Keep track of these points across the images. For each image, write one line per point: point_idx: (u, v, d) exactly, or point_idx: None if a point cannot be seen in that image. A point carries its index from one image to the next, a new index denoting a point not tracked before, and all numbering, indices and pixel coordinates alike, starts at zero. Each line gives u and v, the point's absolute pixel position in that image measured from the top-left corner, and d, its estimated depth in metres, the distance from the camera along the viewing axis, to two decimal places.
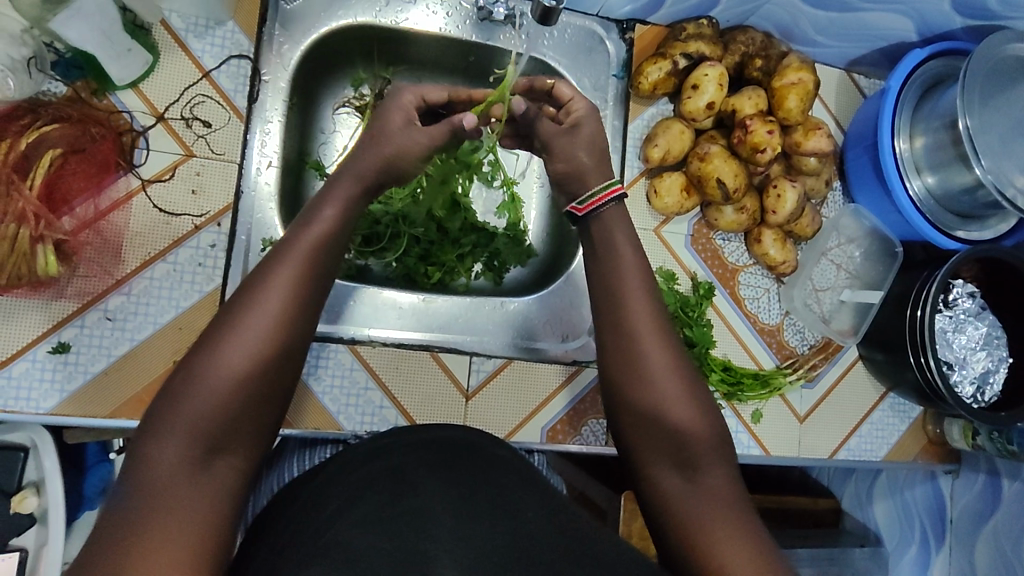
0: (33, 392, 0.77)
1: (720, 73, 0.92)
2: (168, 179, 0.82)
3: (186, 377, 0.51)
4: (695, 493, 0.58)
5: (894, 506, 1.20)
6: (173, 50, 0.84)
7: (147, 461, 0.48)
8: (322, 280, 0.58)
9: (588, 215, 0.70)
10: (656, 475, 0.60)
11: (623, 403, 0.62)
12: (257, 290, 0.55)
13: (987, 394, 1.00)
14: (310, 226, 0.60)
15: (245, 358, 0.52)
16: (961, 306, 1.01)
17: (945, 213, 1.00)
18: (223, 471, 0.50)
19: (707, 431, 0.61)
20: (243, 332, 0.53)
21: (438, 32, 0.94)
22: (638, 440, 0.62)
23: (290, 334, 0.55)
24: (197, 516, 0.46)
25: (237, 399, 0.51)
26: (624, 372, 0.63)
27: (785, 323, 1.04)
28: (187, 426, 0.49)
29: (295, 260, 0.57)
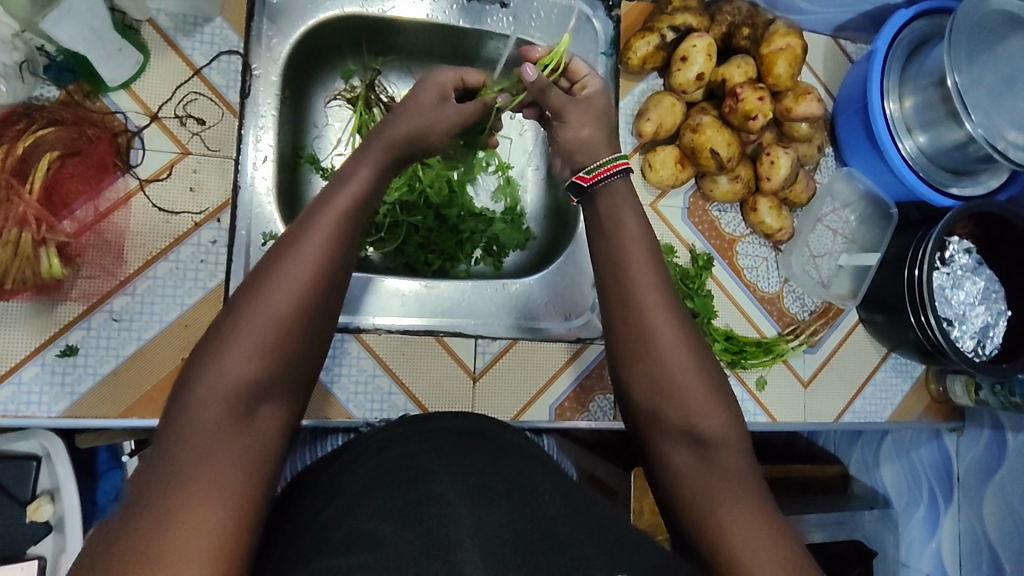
0: (44, 396, 0.77)
1: (708, 44, 0.93)
2: (165, 178, 0.83)
3: (215, 341, 0.51)
4: (707, 464, 0.58)
5: (902, 468, 1.20)
6: (163, 49, 0.84)
7: (188, 413, 0.48)
8: (348, 254, 0.58)
9: (597, 184, 0.68)
10: (667, 448, 0.60)
11: (631, 373, 0.62)
12: (286, 253, 0.54)
13: (987, 347, 1.01)
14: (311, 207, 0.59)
15: (268, 329, 0.52)
16: (958, 262, 1.02)
17: (937, 170, 1.01)
18: (266, 421, 0.51)
19: (713, 397, 0.60)
20: (269, 300, 0.52)
21: (425, 19, 0.94)
22: (645, 410, 0.61)
23: (316, 301, 0.54)
24: (242, 470, 0.48)
25: (262, 367, 0.51)
26: (627, 340, 0.62)
27: (785, 290, 1.05)
28: (220, 388, 0.49)
29: (325, 224, 0.56)
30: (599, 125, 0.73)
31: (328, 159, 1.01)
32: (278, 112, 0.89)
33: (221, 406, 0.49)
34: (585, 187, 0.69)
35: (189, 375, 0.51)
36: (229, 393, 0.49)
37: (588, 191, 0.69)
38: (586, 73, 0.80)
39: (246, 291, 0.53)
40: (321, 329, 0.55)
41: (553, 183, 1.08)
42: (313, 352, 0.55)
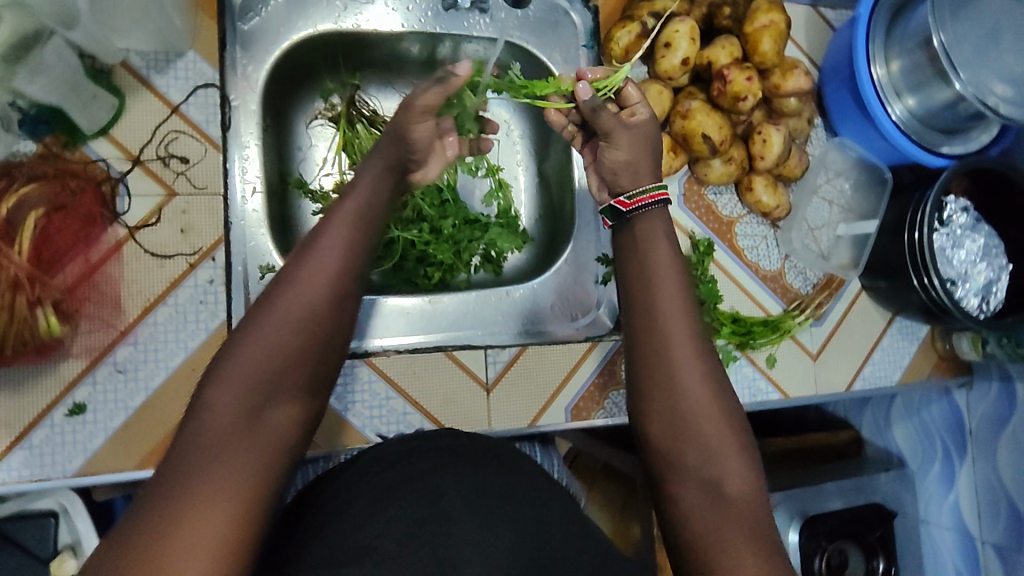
0: (58, 456, 0.76)
1: (691, 27, 0.92)
2: (155, 222, 0.81)
3: (245, 330, 0.55)
4: (713, 495, 0.57)
5: (914, 428, 1.24)
6: (138, 90, 0.82)
7: (202, 411, 0.51)
8: (354, 280, 0.60)
9: (635, 210, 0.68)
10: (678, 475, 0.59)
11: (648, 404, 0.62)
12: (297, 272, 0.58)
13: (991, 302, 1.01)
14: (325, 230, 0.61)
15: (291, 331, 0.55)
16: (956, 222, 1.01)
17: (929, 131, 1.00)
18: (275, 421, 0.53)
19: (727, 427, 0.60)
20: (285, 308, 0.55)
21: (399, 30, 0.93)
22: (658, 431, 0.61)
23: (336, 304, 0.58)
24: (248, 470, 0.50)
25: (285, 362, 0.54)
26: (646, 354, 0.63)
27: (786, 267, 1.05)
28: (244, 379, 0.52)
29: (333, 248, 0.60)
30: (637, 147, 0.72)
31: (316, 181, 1.00)
32: (261, 141, 0.89)
33: (232, 405, 0.51)
34: (624, 212, 0.69)
35: (209, 373, 0.53)
36: (243, 390, 0.52)
37: (626, 216, 0.69)
38: (641, 100, 0.76)
39: (262, 302, 0.56)
40: (330, 349, 0.58)
41: (545, 180, 1.07)
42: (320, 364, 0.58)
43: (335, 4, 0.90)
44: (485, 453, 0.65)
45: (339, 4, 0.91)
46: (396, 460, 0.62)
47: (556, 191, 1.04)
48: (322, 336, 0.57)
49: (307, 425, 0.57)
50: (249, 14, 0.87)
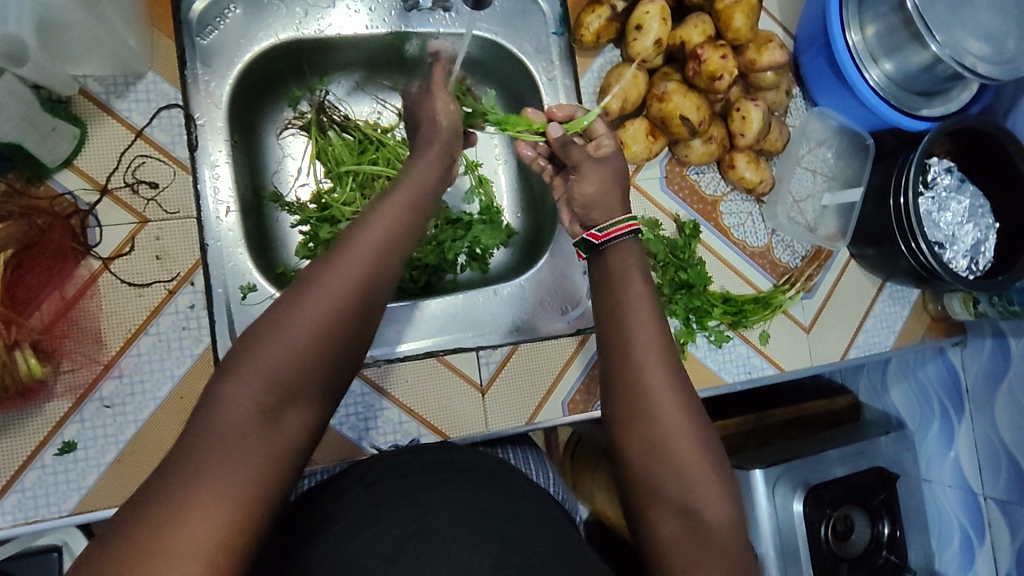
0: (52, 496, 0.75)
1: (661, 8, 0.90)
2: (129, 252, 0.79)
3: (272, 319, 0.51)
4: (697, 535, 0.56)
5: (910, 389, 1.24)
6: (99, 117, 0.79)
7: (217, 406, 0.48)
8: (384, 283, 0.56)
9: (607, 242, 0.69)
10: (658, 515, 0.58)
11: (629, 437, 0.60)
12: (328, 269, 0.54)
13: (981, 262, 1.00)
14: (368, 223, 0.58)
15: (317, 328, 0.51)
16: (941, 183, 1.01)
17: (908, 94, 0.99)
18: (292, 425, 0.50)
19: (707, 463, 0.58)
20: (316, 302, 0.52)
21: (364, 31, 0.91)
22: (635, 467, 0.59)
23: (370, 300, 0.55)
24: (259, 475, 0.47)
25: (308, 362, 0.51)
26: (619, 367, 0.61)
27: (774, 241, 1.04)
28: (262, 374, 0.49)
29: (365, 246, 0.56)
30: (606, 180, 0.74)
31: (293, 193, 0.98)
32: (231, 157, 0.87)
33: (245, 403, 0.48)
34: (596, 244, 0.69)
35: (227, 366, 0.50)
36: (260, 388, 0.49)
37: (598, 249, 0.69)
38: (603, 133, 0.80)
39: (289, 297, 0.53)
40: (352, 359, 0.55)
41: (525, 172, 1.06)
42: (341, 368, 0.54)
43: (295, 11, 0.89)
44: (480, 469, 0.65)
45: (299, 11, 0.89)
46: (392, 482, 0.61)
47: (536, 183, 1.02)
48: (348, 338, 0.53)
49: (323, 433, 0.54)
50: (208, 28, 0.85)
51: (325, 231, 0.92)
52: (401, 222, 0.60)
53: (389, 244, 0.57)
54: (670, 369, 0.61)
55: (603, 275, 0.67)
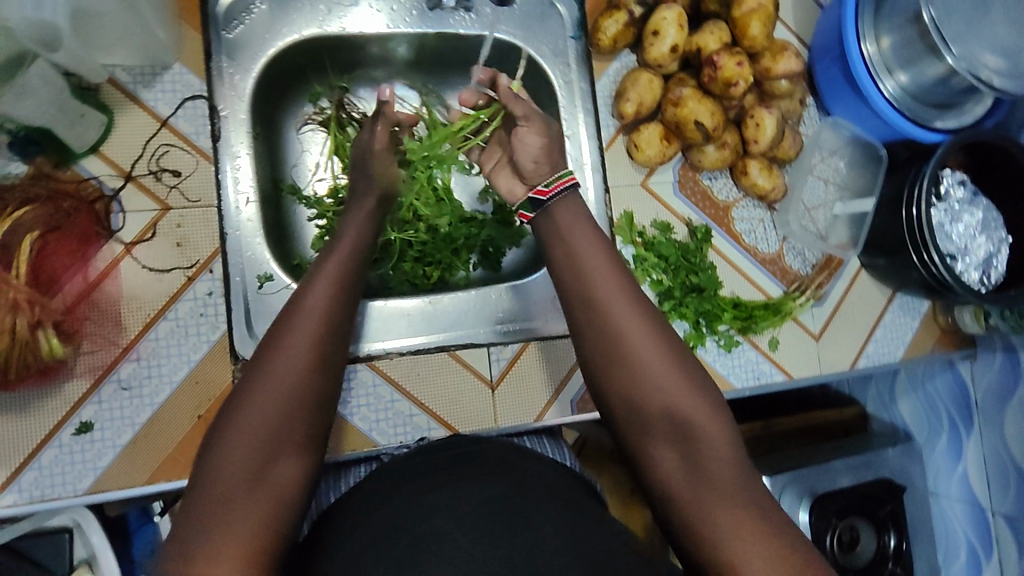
0: (67, 476, 0.77)
1: (678, 14, 0.91)
2: (151, 238, 0.81)
3: (242, 392, 0.56)
4: (691, 461, 0.59)
5: (919, 401, 1.22)
6: (126, 105, 0.82)
7: (208, 473, 0.52)
8: (339, 337, 0.61)
9: (553, 196, 0.75)
10: (655, 453, 0.61)
11: (610, 381, 0.64)
12: (283, 336, 0.59)
13: (992, 276, 0.99)
14: (313, 283, 0.64)
15: (287, 386, 0.56)
16: (953, 196, 1.00)
17: (922, 106, 0.99)
18: (283, 477, 0.54)
19: (688, 387, 0.62)
20: (281, 363, 0.57)
21: (385, 30, 0.93)
22: (623, 418, 0.63)
23: (329, 352, 0.60)
24: (264, 519, 0.51)
25: (285, 416, 0.55)
26: (603, 332, 0.64)
27: (785, 249, 1.05)
28: (247, 438, 0.53)
29: (317, 310, 0.61)
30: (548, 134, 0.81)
31: (310, 187, 0.99)
32: (252, 150, 0.88)
33: (235, 469, 0.52)
34: (544, 201, 0.75)
35: (209, 443, 0.54)
36: (246, 452, 0.53)
37: (545, 204, 0.75)
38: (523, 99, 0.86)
39: (253, 368, 0.57)
40: (327, 408, 0.59)
41: None
42: (318, 418, 0.58)
43: (319, 9, 0.90)
44: (488, 459, 0.65)
45: (322, 8, 0.91)
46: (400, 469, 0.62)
47: None
48: (317, 389, 0.57)
49: (316, 480, 0.57)
50: (233, 23, 0.87)
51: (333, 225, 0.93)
52: (340, 282, 0.65)
53: (334, 304, 0.63)
54: (665, 364, 0.62)
55: (550, 230, 0.74)
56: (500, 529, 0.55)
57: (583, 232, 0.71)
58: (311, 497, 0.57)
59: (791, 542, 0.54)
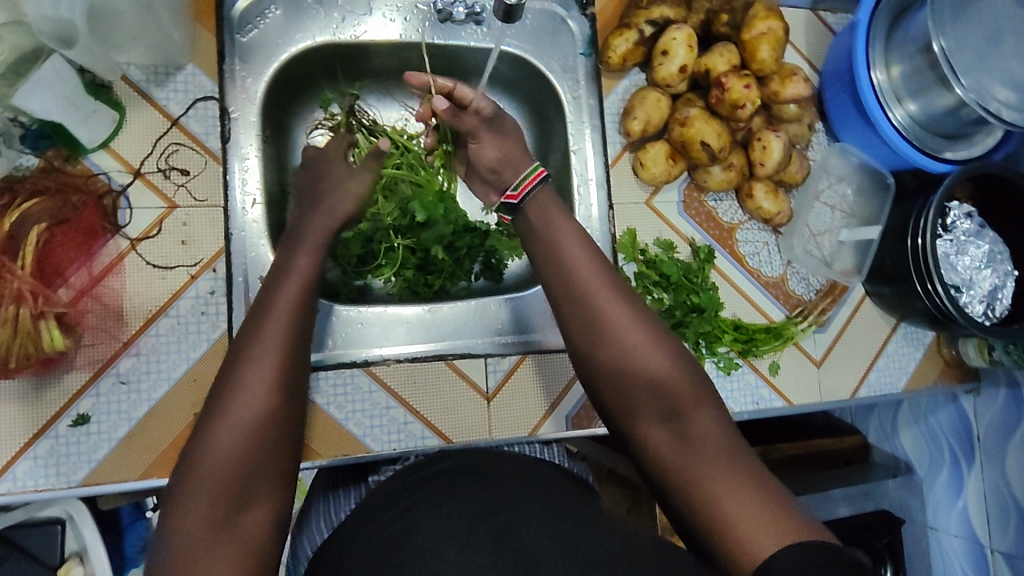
0: (61, 467, 0.77)
1: (687, 35, 0.92)
2: (156, 234, 0.82)
3: (199, 443, 0.58)
4: (679, 434, 0.65)
5: (921, 435, 1.20)
6: (139, 103, 0.83)
7: (178, 527, 0.54)
8: (297, 368, 0.63)
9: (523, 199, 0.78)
10: (644, 429, 0.67)
11: (597, 361, 0.70)
12: (238, 383, 0.60)
13: (997, 309, 0.98)
14: (269, 314, 0.65)
15: (243, 431, 0.58)
16: (960, 228, 0.99)
17: (931, 136, 0.98)
18: (251, 522, 0.56)
19: (669, 363, 0.68)
20: (237, 409, 0.59)
21: (397, 39, 0.94)
22: (613, 398, 0.69)
23: (287, 389, 0.61)
24: (245, 561, 0.54)
25: (245, 461, 0.57)
26: (592, 331, 0.70)
27: (789, 273, 1.04)
28: (209, 490, 0.55)
29: (272, 352, 0.62)
30: (504, 144, 0.85)
31: None
32: (261, 152, 0.88)
33: (200, 521, 0.54)
34: (515, 204, 0.79)
35: (175, 494, 0.56)
36: (210, 504, 0.55)
37: (517, 207, 0.79)
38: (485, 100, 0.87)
39: (212, 417, 0.59)
40: (290, 447, 0.61)
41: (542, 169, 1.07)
42: (282, 459, 0.60)
43: (332, 16, 0.92)
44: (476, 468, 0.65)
45: (336, 16, 0.92)
46: None
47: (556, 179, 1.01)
48: (275, 433, 0.59)
49: (288, 516, 0.59)
50: (247, 27, 0.88)
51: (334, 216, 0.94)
52: (294, 317, 0.65)
53: (290, 344, 0.63)
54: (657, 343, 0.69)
55: (544, 252, 0.74)
56: (476, 540, 0.55)
57: (580, 249, 0.73)
58: (285, 533, 0.59)
59: (774, 495, 0.60)
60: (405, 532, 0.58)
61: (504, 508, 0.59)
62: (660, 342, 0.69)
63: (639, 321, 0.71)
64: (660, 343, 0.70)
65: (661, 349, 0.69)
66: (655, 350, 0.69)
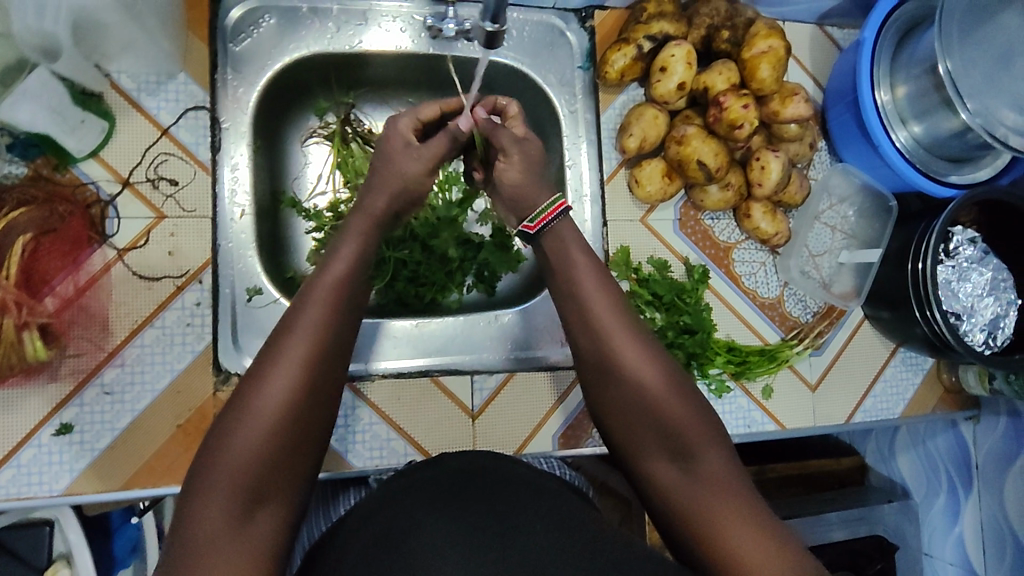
0: (45, 475, 0.77)
1: (687, 51, 0.90)
2: (143, 245, 0.82)
3: (221, 435, 0.59)
4: (687, 473, 0.67)
5: (917, 459, 1.17)
6: (128, 112, 0.83)
7: (194, 520, 0.55)
8: (328, 365, 0.63)
9: (540, 231, 0.78)
10: (653, 465, 0.69)
11: (610, 396, 0.71)
12: (265, 379, 0.60)
13: (999, 338, 0.96)
14: (304, 308, 0.64)
15: (269, 422, 0.58)
16: (963, 254, 0.96)
17: (933, 159, 0.96)
18: (264, 521, 0.57)
19: (673, 392, 0.69)
20: (263, 402, 0.59)
21: (394, 50, 0.93)
22: (621, 434, 0.71)
23: (316, 385, 0.62)
24: (255, 560, 0.55)
25: (266, 458, 0.58)
26: (607, 363, 0.71)
27: (786, 294, 1.02)
28: (228, 484, 0.56)
29: (303, 350, 0.62)
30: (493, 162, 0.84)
31: (309, 200, 1.00)
32: (251, 157, 0.89)
33: (218, 513, 0.55)
34: (532, 236, 0.78)
35: (193, 487, 0.57)
36: (227, 497, 0.56)
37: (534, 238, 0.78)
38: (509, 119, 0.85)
39: (236, 412, 0.59)
40: (311, 447, 0.61)
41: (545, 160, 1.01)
42: (298, 461, 0.61)
43: (327, 28, 0.91)
44: (443, 485, 0.65)
45: (331, 27, 0.91)
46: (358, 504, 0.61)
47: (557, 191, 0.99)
48: (295, 435, 0.60)
49: (298, 517, 0.61)
50: (241, 36, 0.88)
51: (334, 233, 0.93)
52: (329, 316, 0.64)
53: (321, 342, 0.63)
54: (664, 376, 0.70)
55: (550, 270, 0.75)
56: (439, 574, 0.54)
57: (595, 278, 0.73)
58: (294, 532, 0.61)
59: (777, 531, 0.62)
60: (371, 563, 0.57)
61: (477, 527, 0.58)
62: (664, 376, 0.70)
63: (647, 351, 0.71)
64: (658, 374, 0.70)
65: (668, 381, 0.70)
66: (664, 381, 0.70)
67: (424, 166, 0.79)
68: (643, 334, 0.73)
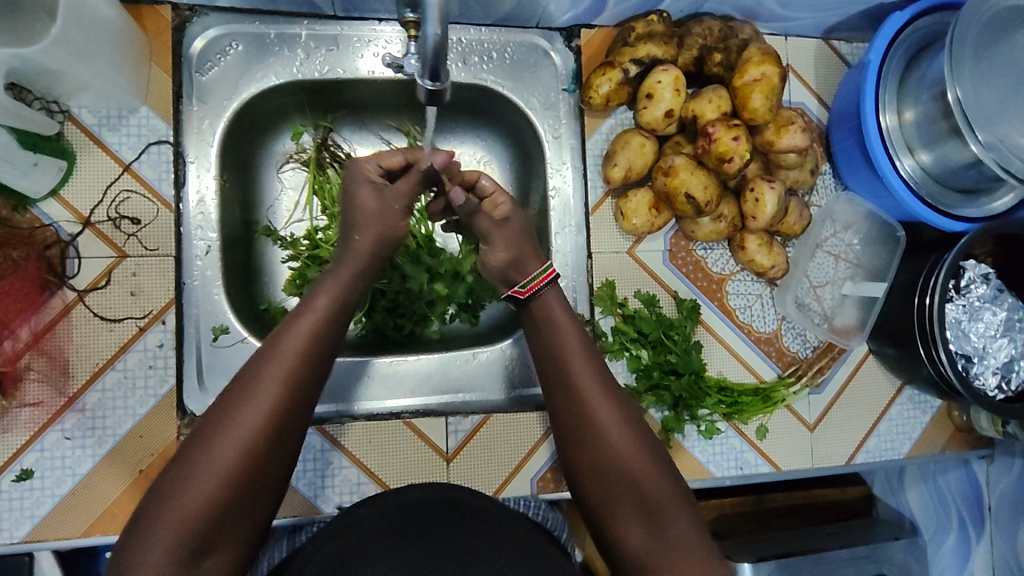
0: (5, 522, 0.76)
1: (674, 77, 0.85)
2: (104, 285, 0.80)
3: (176, 474, 0.55)
4: (659, 535, 0.62)
5: (928, 493, 1.10)
6: (90, 149, 0.81)
7: (135, 561, 0.53)
8: (297, 409, 0.59)
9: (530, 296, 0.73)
10: (622, 528, 0.64)
11: (578, 455, 0.66)
12: (229, 419, 0.57)
13: (1013, 381, 0.89)
14: (279, 346, 0.61)
15: (226, 468, 0.55)
16: (974, 292, 0.90)
17: (944, 190, 0.90)
18: (209, 568, 0.55)
19: (642, 448, 0.64)
20: (224, 445, 0.56)
21: (367, 75, 0.89)
22: (595, 493, 0.65)
23: (283, 430, 0.58)
24: None
25: (218, 505, 0.55)
26: (577, 419, 0.66)
27: (783, 328, 0.97)
28: (174, 530, 0.53)
29: (268, 389, 0.58)
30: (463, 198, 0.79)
31: (286, 228, 0.97)
32: (222, 181, 0.86)
33: (161, 560, 0.53)
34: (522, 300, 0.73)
35: (138, 523, 0.55)
36: (172, 541, 0.53)
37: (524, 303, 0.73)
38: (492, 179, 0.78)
39: (194, 445, 0.57)
40: (270, 491, 0.59)
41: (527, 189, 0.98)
42: (255, 506, 0.58)
43: (296, 54, 0.87)
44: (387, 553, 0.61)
45: (300, 54, 0.87)
46: None
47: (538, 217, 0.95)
48: (253, 481, 0.57)
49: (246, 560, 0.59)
50: (206, 65, 0.85)
51: (312, 271, 0.89)
52: (304, 355, 0.61)
53: (292, 385, 0.59)
54: (632, 430, 0.65)
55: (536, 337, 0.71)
56: None
57: (568, 328, 0.70)
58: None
59: None
60: None
61: None
62: (633, 431, 0.65)
63: (616, 402, 0.66)
64: (627, 429, 0.65)
65: (635, 436, 0.65)
66: (631, 437, 0.65)
67: (394, 200, 0.74)
68: (618, 388, 0.68)
